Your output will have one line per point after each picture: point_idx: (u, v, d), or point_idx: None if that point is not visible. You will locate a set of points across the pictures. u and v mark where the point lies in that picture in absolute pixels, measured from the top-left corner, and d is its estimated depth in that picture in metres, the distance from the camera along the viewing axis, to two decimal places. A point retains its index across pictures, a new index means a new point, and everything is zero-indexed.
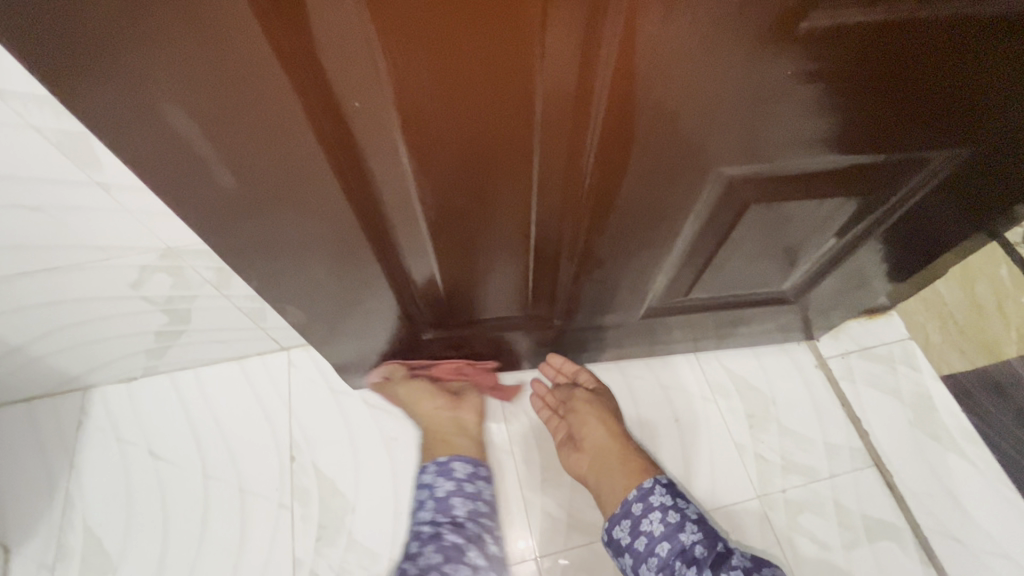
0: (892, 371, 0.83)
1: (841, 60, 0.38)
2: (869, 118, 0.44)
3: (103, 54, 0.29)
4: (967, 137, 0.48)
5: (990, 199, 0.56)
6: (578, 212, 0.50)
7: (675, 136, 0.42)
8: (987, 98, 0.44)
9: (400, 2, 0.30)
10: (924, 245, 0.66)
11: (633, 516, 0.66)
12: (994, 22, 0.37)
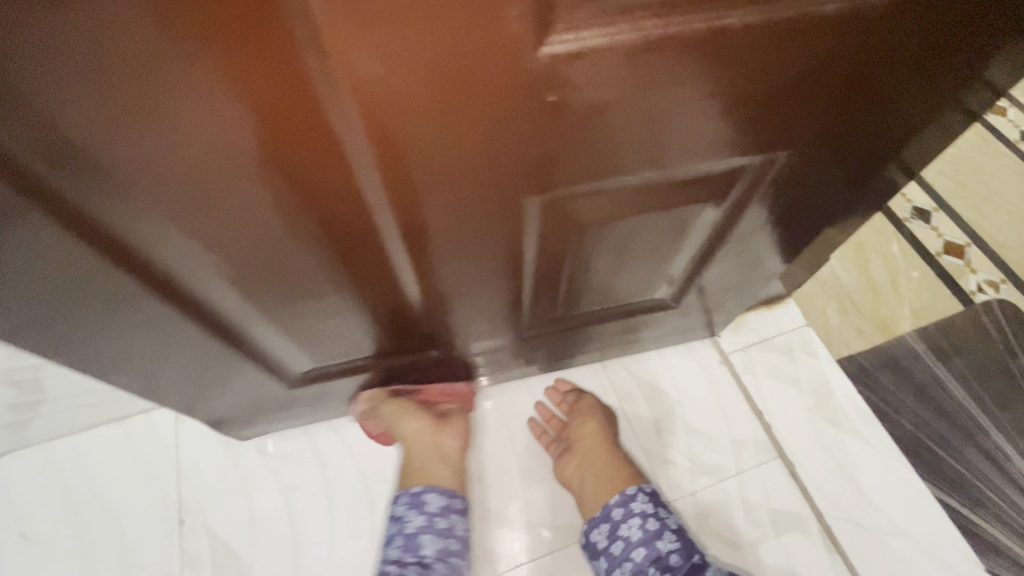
0: (791, 359, 0.83)
1: (608, 81, 0.35)
2: (676, 130, 0.41)
3: None
4: (786, 141, 0.46)
5: (836, 189, 0.56)
6: (397, 238, 0.46)
7: (465, 169, 0.39)
8: (789, 104, 0.41)
9: (56, 65, 0.26)
10: (801, 233, 0.64)
11: (612, 521, 0.67)
12: (761, 31, 0.34)
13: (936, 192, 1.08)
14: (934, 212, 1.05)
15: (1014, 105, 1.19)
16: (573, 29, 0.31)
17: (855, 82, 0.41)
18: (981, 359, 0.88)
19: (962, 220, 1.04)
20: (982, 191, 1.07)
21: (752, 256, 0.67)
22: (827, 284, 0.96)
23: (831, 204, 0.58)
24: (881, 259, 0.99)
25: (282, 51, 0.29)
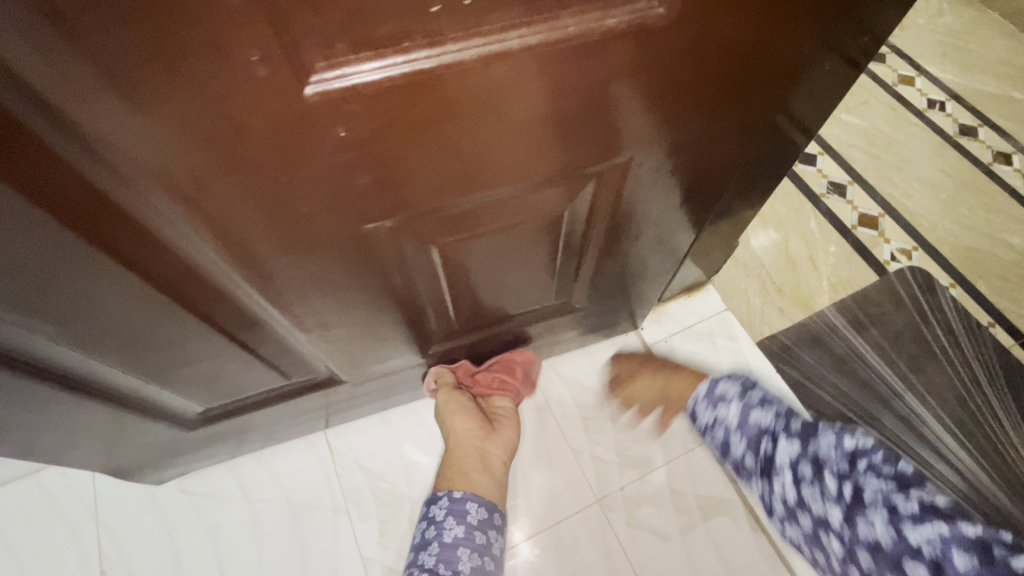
0: (712, 345, 0.85)
1: (409, 113, 0.32)
2: (519, 143, 0.38)
3: None
4: (644, 141, 0.44)
5: (718, 173, 0.55)
6: (244, 289, 0.42)
7: (288, 218, 0.36)
8: (629, 107, 0.39)
9: None
10: (698, 216, 0.63)
11: (710, 423, 0.59)
12: (561, 43, 0.32)
13: (850, 165, 1.10)
14: (848, 186, 1.08)
15: (921, 74, 1.22)
16: (334, 67, 0.27)
17: (697, 68, 0.38)
18: (894, 326, 0.92)
19: (876, 191, 1.07)
20: (894, 161, 1.10)
21: (652, 251, 0.66)
22: (749, 266, 0.98)
23: (725, 175, 0.56)
24: (799, 236, 1.01)
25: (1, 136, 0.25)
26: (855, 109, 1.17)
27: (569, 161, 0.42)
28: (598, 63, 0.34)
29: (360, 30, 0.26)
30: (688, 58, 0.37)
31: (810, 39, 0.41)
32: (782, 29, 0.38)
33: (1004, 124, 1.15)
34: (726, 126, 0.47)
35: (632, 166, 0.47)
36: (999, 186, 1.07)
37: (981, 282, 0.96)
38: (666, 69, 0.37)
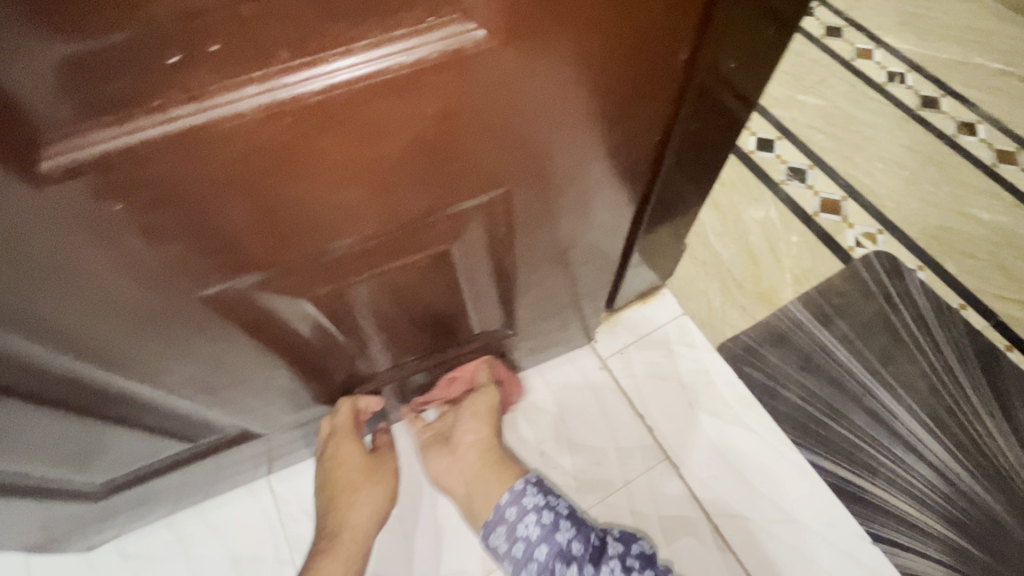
0: (669, 354, 0.81)
1: (211, 175, 0.28)
2: (354, 187, 0.33)
3: None
4: (530, 162, 0.40)
5: (635, 174, 0.51)
6: (81, 371, 0.37)
7: (108, 295, 0.32)
8: (494, 131, 0.35)
9: None
10: (625, 223, 0.59)
11: (507, 521, 0.58)
12: (378, 81, 0.27)
13: (810, 148, 1.05)
14: (809, 170, 1.03)
15: (879, 46, 1.17)
16: (76, 135, 0.23)
17: (561, 81, 0.34)
18: (862, 317, 0.87)
19: (838, 174, 1.02)
20: (855, 141, 1.06)
21: (583, 265, 0.62)
22: (708, 264, 0.93)
23: (636, 177, 0.51)
24: (759, 229, 0.97)
25: None
26: (812, 88, 1.12)
27: (431, 194, 0.38)
28: (423, 94, 0.29)
29: (82, 91, 0.22)
30: (538, 74, 0.32)
31: (685, 29, 0.36)
32: (645, 30, 0.34)
33: (966, 93, 1.11)
34: (617, 132, 0.43)
35: (516, 189, 0.42)
36: (964, 159, 1.03)
37: (950, 262, 0.92)
38: (524, 87, 0.33)
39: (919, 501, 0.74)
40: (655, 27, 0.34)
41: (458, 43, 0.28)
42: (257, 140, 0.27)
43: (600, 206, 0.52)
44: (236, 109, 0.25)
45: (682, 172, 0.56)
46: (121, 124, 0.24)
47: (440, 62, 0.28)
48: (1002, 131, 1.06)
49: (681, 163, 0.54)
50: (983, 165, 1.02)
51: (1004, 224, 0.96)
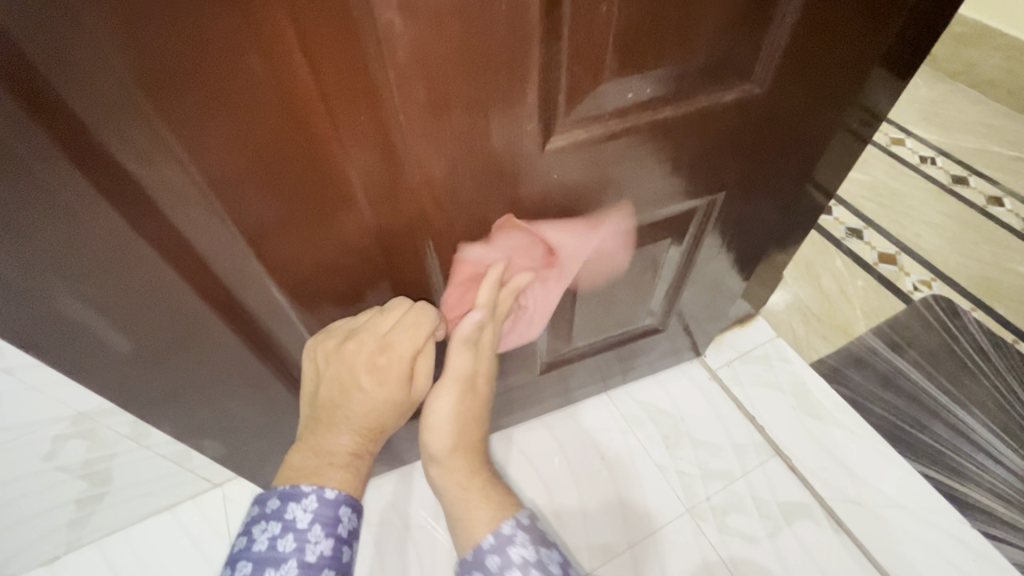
0: (770, 368, 0.96)
1: (602, 158, 0.47)
2: (649, 171, 0.52)
3: (17, 262, 0.35)
4: (737, 177, 0.60)
5: (781, 202, 0.70)
6: (438, 290, 0.56)
7: (494, 233, 0.51)
8: (733, 151, 0.55)
9: (224, 161, 0.35)
10: (754, 245, 0.78)
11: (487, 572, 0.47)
12: (706, 111, 0.48)
13: (863, 213, 1.26)
14: (864, 230, 1.23)
15: (910, 136, 1.42)
16: (571, 126, 0.43)
17: (782, 123, 0.54)
18: (928, 347, 1.03)
19: (889, 233, 1.22)
20: (899, 208, 1.26)
21: (715, 277, 0.80)
22: (787, 301, 1.10)
23: (779, 205, 0.71)
24: (828, 273, 1.15)
25: (376, 157, 0.40)
26: (857, 166, 1.36)
27: (678, 186, 0.57)
28: (718, 117, 0.49)
29: (591, 106, 0.42)
30: (774, 114, 0.52)
31: (853, 98, 0.57)
32: (836, 96, 0.55)
33: (991, 173, 1.33)
34: (787, 165, 0.62)
35: (717, 195, 0.61)
36: (996, 224, 1.22)
37: (999, 305, 1.08)
38: (764, 126, 0.53)
39: (1003, 499, 0.85)
40: (840, 96, 0.55)
41: (750, 90, 0.48)
42: (635, 138, 0.47)
43: (746, 227, 0.71)
44: (640, 118, 0.45)
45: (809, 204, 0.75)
46: (590, 121, 0.44)
47: (737, 101, 0.48)
48: None
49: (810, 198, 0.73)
50: (1014, 230, 1.21)
51: None
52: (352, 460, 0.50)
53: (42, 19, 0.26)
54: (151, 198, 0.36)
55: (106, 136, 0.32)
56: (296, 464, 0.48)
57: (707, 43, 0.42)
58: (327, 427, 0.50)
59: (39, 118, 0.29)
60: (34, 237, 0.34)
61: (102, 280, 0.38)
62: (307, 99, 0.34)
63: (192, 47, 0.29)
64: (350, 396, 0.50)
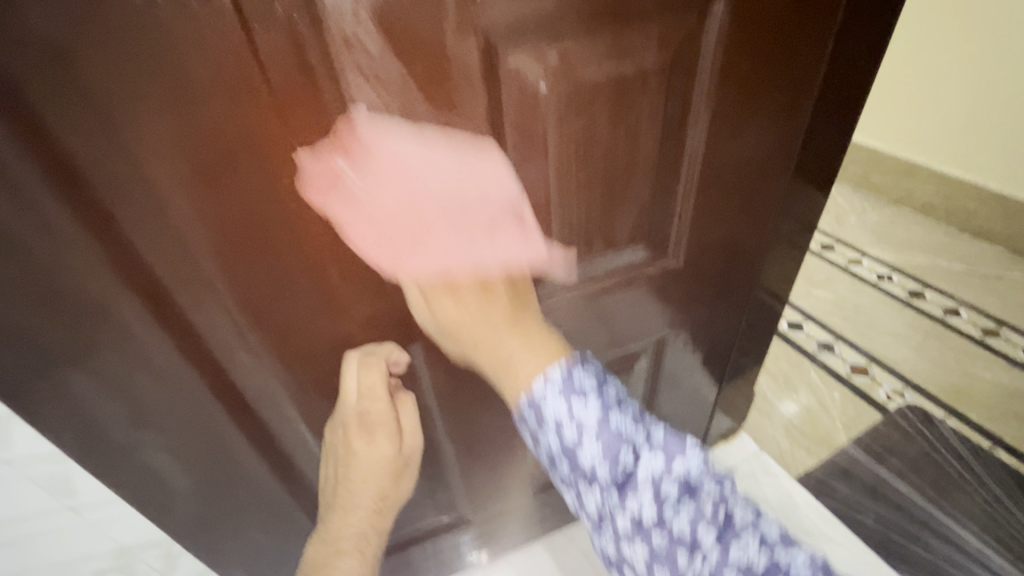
0: (756, 483, 1.01)
1: (560, 318, 0.61)
2: (602, 323, 0.66)
3: (125, 425, 0.47)
4: (682, 318, 0.73)
5: (728, 334, 0.83)
6: (439, 428, 0.67)
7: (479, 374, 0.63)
8: (672, 301, 0.69)
9: (277, 330, 0.49)
10: (717, 368, 0.89)
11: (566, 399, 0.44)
12: (639, 278, 0.63)
13: (831, 328, 1.37)
14: (835, 343, 1.33)
15: (865, 256, 1.59)
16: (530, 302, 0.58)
17: (706, 276, 0.69)
18: (909, 456, 1.08)
19: (858, 345, 1.32)
20: (864, 321, 1.38)
21: (688, 397, 0.90)
22: (770, 414, 1.18)
23: (727, 338, 0.83)
24: (806, 386, 1.23)
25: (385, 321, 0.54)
26: (822, 284, 1.50)
27: (631, 330, 0.70)
28: (650, 282, 0.64)
29: (545, 285, 0.57)
30: (695, 276, 0.67)
31: (761, 260, 0.72)
32: (745, 254, 0.70)
33: (945, 286, 1.46)
34: (721, 306, 0.76)
35: (667, 335, 0.75)
36: (956, 333, 1.33)
37: (971, 412, 1.15)
38: (691, 281, 0.68)
39: None
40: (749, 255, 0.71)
41: (671, 263, 0.63)
42: (584, 301, 0.61)
43: (702, 355, 0.83)
44: (585, 289, 0.60)
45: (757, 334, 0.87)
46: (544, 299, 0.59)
47: (661, 272, 0.63)
48: (981, 312, 1.38)
49: (755, 329, 0.86)
50: (975, 338, 1.31)
51: (1008, 382, 1.20)
52: (357, 545, 0.58)
53: (178, 256, 0.41)
54: (220, 366, 0.49)
55: (198, 327, 0.45)
56: (311, 557, 0.57)
57: (628, 238, 0.58)
58: (335, 515, 0.59)
59: (158, 321, 0.43)
60: (137, 402, 0.47)
61: (177, 431, 0.50)
62: (337, 285, 0.49)
63: (259, 261, 0.44)
64: (352, 472, 0.59)
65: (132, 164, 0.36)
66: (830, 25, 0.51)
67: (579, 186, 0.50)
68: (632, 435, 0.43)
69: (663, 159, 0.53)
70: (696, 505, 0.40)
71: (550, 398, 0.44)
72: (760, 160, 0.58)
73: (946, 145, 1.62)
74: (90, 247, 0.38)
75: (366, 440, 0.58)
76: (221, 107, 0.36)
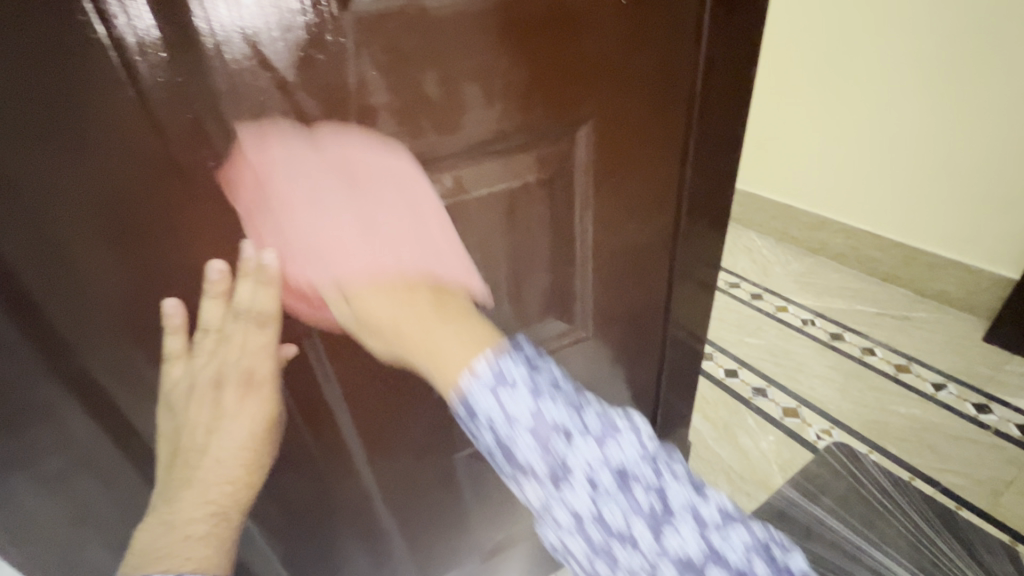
0: None
1: None
2: None
3: (63, 526, 0.50)
4: (603, 380, 0.80)
5: (653, 392, 0.90)
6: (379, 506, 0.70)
7: (413, 447, 0.67)
8: (591, 365, 0.76)
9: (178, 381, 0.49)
10: (648, 422, 0.95)
11: (496, 396, 0.43)
12: (554, 349, 0.70)
13: (764, 373, 1.47)
14: (767, 387, 1.43)
15: (790, 303, 1.73)
16: None
17: (619, 343, 0.77)
18: (839, 492, 1.15)
19: (789, 389, 1.42)
20: (793, 365, 1.49)
21: None
22: (713, 463, 1.24)
23: (652, 396, 0.90)
24: (743, 432, 1.31)
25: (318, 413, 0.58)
26: (754, 332, 1.62)
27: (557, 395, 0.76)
28: (566, 353, 0.72)
29: None
30: (609, 343, 0.75)
31: (668, 324, 0.81)
32: (652, 320, 0.79)
33: (861, 328, 1.60)
34: (640, 367, 0.84)
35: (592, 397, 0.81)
36: (873, 372, 1.45)
37: (892, 446, 1.25)
38: (605, 348, 0.76)
39: None
40: (655, 322, 0.79)
41: (582, 334, 0.71)
42: None
43: (632, 412, 0.90)
44: None
45: (681, 390, 0.95)
46: None
47: (576, 343, 0.71)
48: (893, 350, 1.51)
49: (678, 386, 0.93)
50: (889, 375, 1.43)
51: (922, 415, 1.32)
52: (211, 527, 0.48)
53: (118, 365, 0.46)
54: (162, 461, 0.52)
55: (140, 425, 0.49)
56: (141, 547, 0.45)
57: (538, 317, 0.66)
58: (189, 491, 0.49)
59: (101, 427, 0.47)
60: (80, 502, 0.50)
61: (115, 529, 0.53)
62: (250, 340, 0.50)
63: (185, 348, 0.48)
64: (214, 440, 0.51)
65: (76, 293, 0.41)
66: (686, 137, 0.62)
67: (486, 277, 0.58)
68: (565, 423, 0.43)
69: (559, 250, 0.61)
70: (627, 496, 0.41)
71: (481, 392, 0.43)
72: (647, 242, 0.68)
73: (848, 201, 1.82)
74: (31, 364, 0.42)
75: (239, 402, 0.50)
76: (154, 208, 0.41)
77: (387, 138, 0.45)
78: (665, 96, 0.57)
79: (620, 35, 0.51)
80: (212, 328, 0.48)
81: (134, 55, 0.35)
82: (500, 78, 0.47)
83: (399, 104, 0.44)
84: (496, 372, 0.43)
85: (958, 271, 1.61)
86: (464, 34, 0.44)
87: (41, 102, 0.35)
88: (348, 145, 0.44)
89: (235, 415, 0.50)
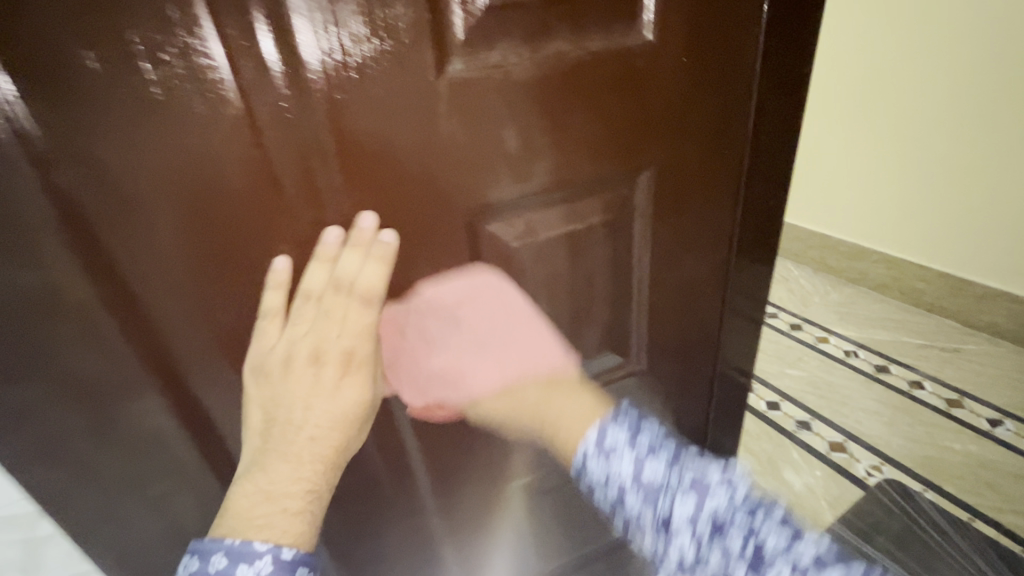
0: None
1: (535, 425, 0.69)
2: None
3: (159, 547, 0.53)
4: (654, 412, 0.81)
5: (701, 424, 0.90)
6: (435, 537, 0.71)
7: (470, 476, 0.70)
8: (644, 397, 0.77)
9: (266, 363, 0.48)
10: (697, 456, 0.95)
11: (606, 449, 0.48)
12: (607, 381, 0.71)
13: (808, 406, 1.44)
14: (812, 421, 1.40)
15: (831, 334, 1.70)
16: None
17: (669, 375, 0.78)
18: (894, 531, 1.10)
19: (835, 423, 1.39)
20: (838, 398, 1.46)
21: None
22: None
23: (700, 428, 0.91)
24: (789, 467, 1.28)
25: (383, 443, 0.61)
26: (795, 364, 1.60)
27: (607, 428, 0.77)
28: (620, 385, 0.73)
29: None
30: (660, 375, 0.76)
31: (717, 358, 0.82)
32: (703, 353, 0.79)
33: (908, 360, 1.56)
34: (689, 398, 0.85)
35: None
36: (924, 406, 1.41)
37: (947, 483, 1.22)
38: (656, 381, 0.77)
39: None
40: (705, 355, 0.80)
41: (635, 367, 0.72)
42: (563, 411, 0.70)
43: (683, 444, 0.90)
44: None
45: (729, 423, 0.95)
46: None
47: (629, 376, 0.73)
48: (943, 384, 1.47)
49: (726, 420, 0.93)
50: (940, 410, 1.39)
51: (980, 452, 1.27)
52: (306, 505, 0.46)
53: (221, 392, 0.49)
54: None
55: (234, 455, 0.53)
56: (241, 511, 0.44)
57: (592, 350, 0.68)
58: (283, 461, 0.46)
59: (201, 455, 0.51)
60: (177, 524, 0.53)
61: None
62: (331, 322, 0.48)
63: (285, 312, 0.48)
64: (311, 415, 0.48)
65: (184, 314, 0.45)
66: (739, 177, 0.64)
67: (549, 311, 0.61)
68: (662, 478, 0.46)
69: (617, 285, 0.64)
70: (724, 543, 0.43)
71: (589, 458, 0.49)
72: (701, 279, 0.70)
73: (889, 231, 1.80)
74: (148, 382, 0.46)
75: (340, 379, 0.49)
76: (177, 209, 0.41)
77: (468, 187, 0.49)
78: (720, 140, 0.60)
79: (681, 87, 0.54)
80: (315, 293, 0.47)
81: (98, 76, 0.36)
82: (572, 128, 0.51)
83: (478, 156, 0.48)
84: (600, 439, 0.49)
85: (1010, 303, 1.57)
86: (542, 93, 0.48)
87: (88, 141, 0.37)
88: (433, 194, 0.48)
89: (338, 391, 0.48)
